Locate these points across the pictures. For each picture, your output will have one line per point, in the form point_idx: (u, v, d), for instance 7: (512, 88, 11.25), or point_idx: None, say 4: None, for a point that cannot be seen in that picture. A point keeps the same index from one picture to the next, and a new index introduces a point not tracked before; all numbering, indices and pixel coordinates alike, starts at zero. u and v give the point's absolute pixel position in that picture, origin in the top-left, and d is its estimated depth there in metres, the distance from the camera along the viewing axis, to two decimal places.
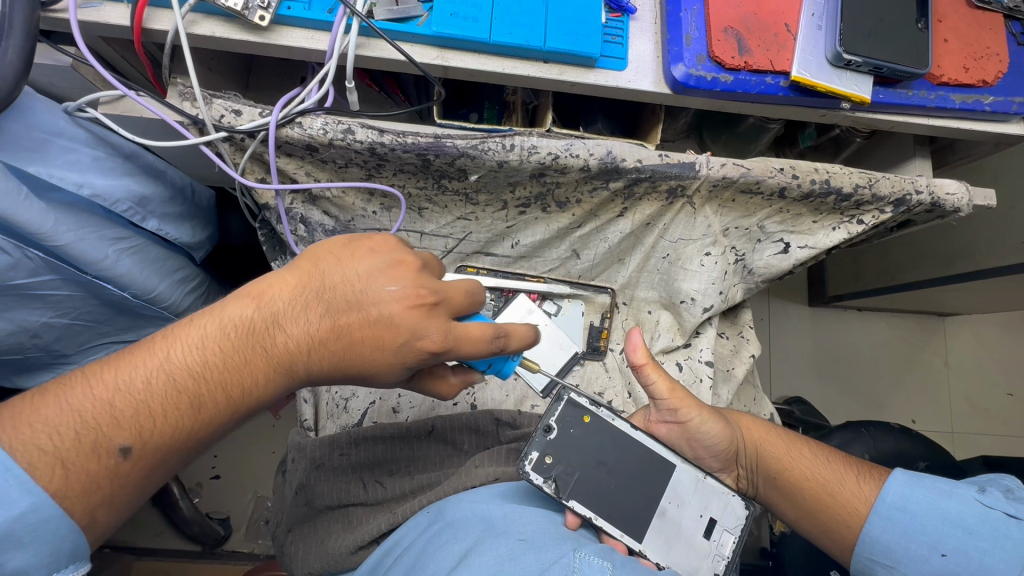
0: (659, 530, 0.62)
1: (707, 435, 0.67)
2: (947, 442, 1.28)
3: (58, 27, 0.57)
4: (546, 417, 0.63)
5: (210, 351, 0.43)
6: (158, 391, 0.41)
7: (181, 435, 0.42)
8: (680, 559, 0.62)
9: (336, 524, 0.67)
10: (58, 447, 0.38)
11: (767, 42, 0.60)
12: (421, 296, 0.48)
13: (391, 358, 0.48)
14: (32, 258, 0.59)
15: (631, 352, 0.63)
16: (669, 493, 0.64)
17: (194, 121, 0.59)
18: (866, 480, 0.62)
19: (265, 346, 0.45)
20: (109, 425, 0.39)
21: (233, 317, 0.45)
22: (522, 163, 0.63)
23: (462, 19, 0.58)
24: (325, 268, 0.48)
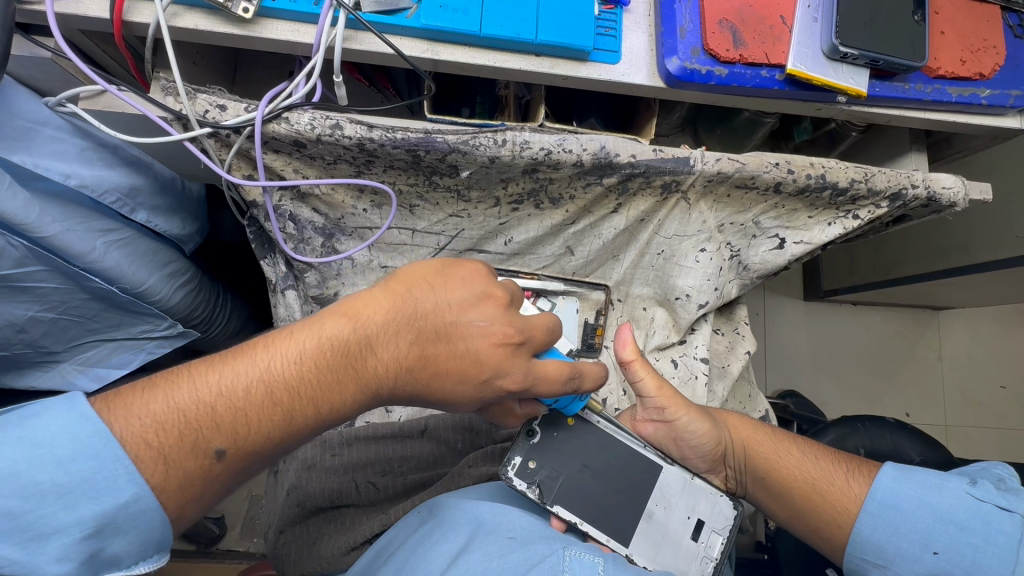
0: (647, 530, 0.62)
1: (695, 436, 0.67)
2: (942, 436, 1.29)
3: (35, 20, 0.55)
4: (530, 418, 0.63)
5: (308, 366, 0.43)
6: (258, 399, 0.41)
7: (273, 443, 0.42)
8: (667, 561, 0.61)
9: (328, 525, 0.68)
10: (165, 443, 0.38)
11: (762, 34, 0.59)
12: (507, 332, 0.48)
13: (470, 390, 0.48)
14: (17, 246, 0.58)
15: (622, 348, 0.65)
16: (654, 494, 0.63)
17: (177, 116, 0.57)
18: (857, 478, 0.61)
19: (358, 368, 0.45)
20: (209, 428, 0.39)
21: (330, 335, 0.44)
22: (514, 159, 0.62)
23: (451, 11, 0.57)
24: (419, 295, 0.48)
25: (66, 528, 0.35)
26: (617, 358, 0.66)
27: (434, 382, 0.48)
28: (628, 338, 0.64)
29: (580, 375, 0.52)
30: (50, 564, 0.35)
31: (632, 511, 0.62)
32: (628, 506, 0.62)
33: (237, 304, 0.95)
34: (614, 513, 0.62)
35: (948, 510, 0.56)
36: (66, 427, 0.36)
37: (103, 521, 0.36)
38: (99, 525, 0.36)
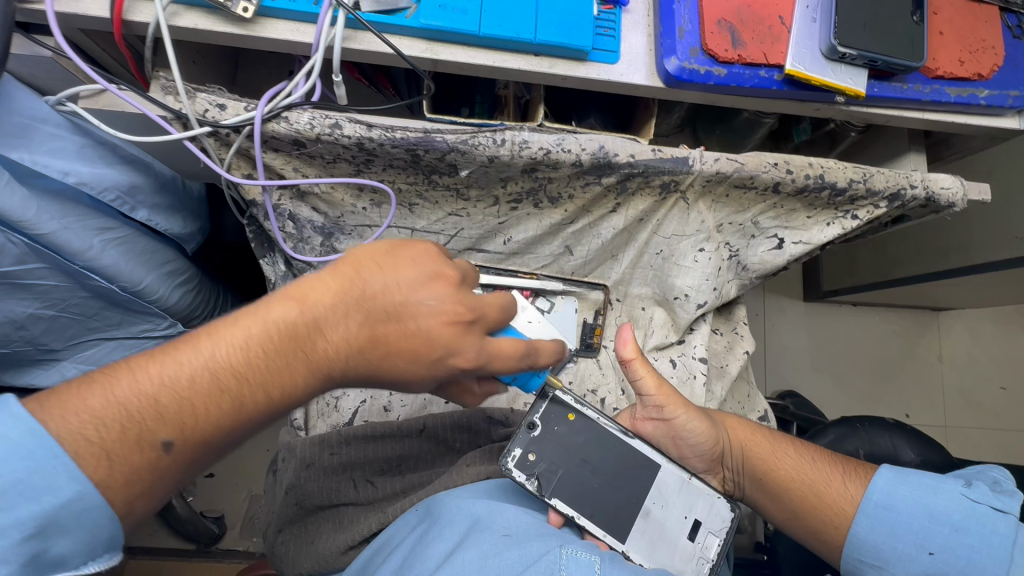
0: (645, 529, 0.62)
1: (692, 436, 0.67)
2: (941, 436, 1.28)
3: (35, 19, 0.55)
4: (530, 415, 0.62)
5: (254, 351, 0.42)
6: (205, 388, 0.40)
7: (223, 433, 0.41)
8: (664, 560, 0.61)
9: (327, 524, 0.67)
10: (106, 438, 0.37)
11: (761, 35, 0.59)
12: (457, 310, 0.48)
13: (424, 370, 0.48)
14: (16, 244, 0.58)
15: (624, 347, 0.64)
16: (653, 493, 0.63)
17: (177, 115, 0.57)
18: (852, 479, 0.62)
19: (308, 352, 0.43)
20: (152, 420, 0.38)
21: (277, 319, 0.43)
22: (513, 159, 0.62)
23: (451, 11, 0.57)
24: (367, 275, 0.47)
25: (3, 530, 0.33)
26: (619, 357, 0.66)
27: (388, 364, 0.47)
28: (631, 339, 0.63)
29: (535, 352, 0.54)
30: None
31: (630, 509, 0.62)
32: (626, 505, 0.62)
33: (235, 304, 0.95)
34: (613, 511, 0.62)
35: (942, 509, 0.56)
36: None
37: (45, 521, 0.35)
38: (41, 526, 0.35)
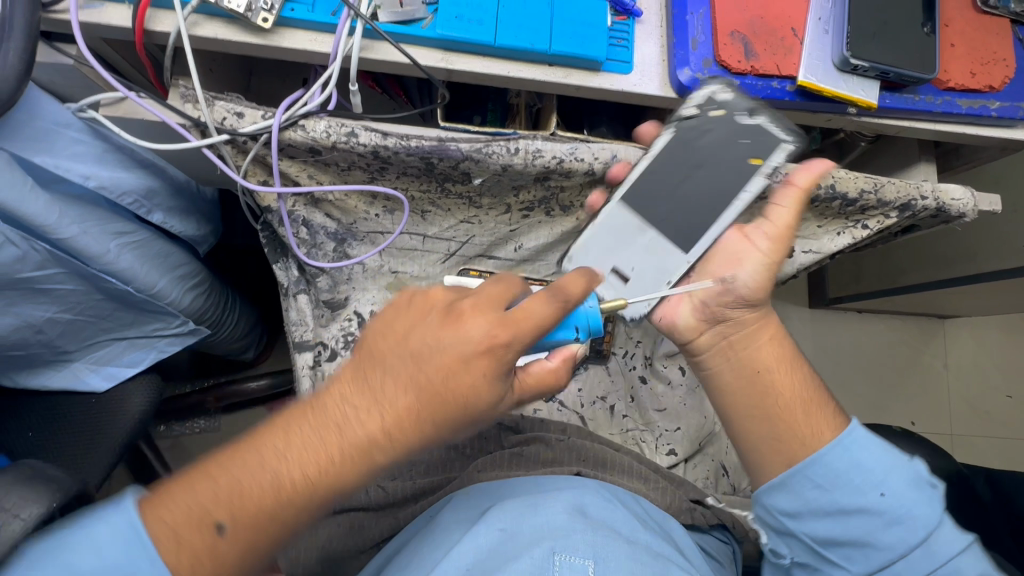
0: (683, 236, 0.61)
1: (744, 280, 0.60)
2: (947, 445, 1.28)
3: (59, 29, 0.56)
4: (690, 103, 0.58)
5: (303, 430, 0.45)
6: (264, 479, 0.43)
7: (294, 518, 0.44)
8: (598, 257, 0.63)
9: (337, 527, 0.67)
10: (183, 531, 0.41)
11: (774, 46, 0.60)
12: (484, 340, 0.46)
13: (482, 396, 0.46)
14: (39, 250, 0.58)
15: (804, 172, 0.59)
16: (734, 207, 0.59)
17: (195, 123, 0.58)
18: (815, 411, 0.54)
19: (354, 417, 0.45)
20: (211, 502, 0.42)
21: (322, 397, 0.46)
22: (526, 167, 0.63)
23: (467, 21, 0.58)
24: (391, 331, 0.48)
25: None
26: (788, 182, 0.59)
27: (437, 416, 0.46)
28: (811, 174, 0.59)
29: (562, 299, 0.48)
30: None
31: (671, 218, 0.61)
32: (689, 223, 0.61)
33: (245, 305, 0.95)
34: (722, 143, 0.59)
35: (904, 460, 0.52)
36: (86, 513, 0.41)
37: None
38: None
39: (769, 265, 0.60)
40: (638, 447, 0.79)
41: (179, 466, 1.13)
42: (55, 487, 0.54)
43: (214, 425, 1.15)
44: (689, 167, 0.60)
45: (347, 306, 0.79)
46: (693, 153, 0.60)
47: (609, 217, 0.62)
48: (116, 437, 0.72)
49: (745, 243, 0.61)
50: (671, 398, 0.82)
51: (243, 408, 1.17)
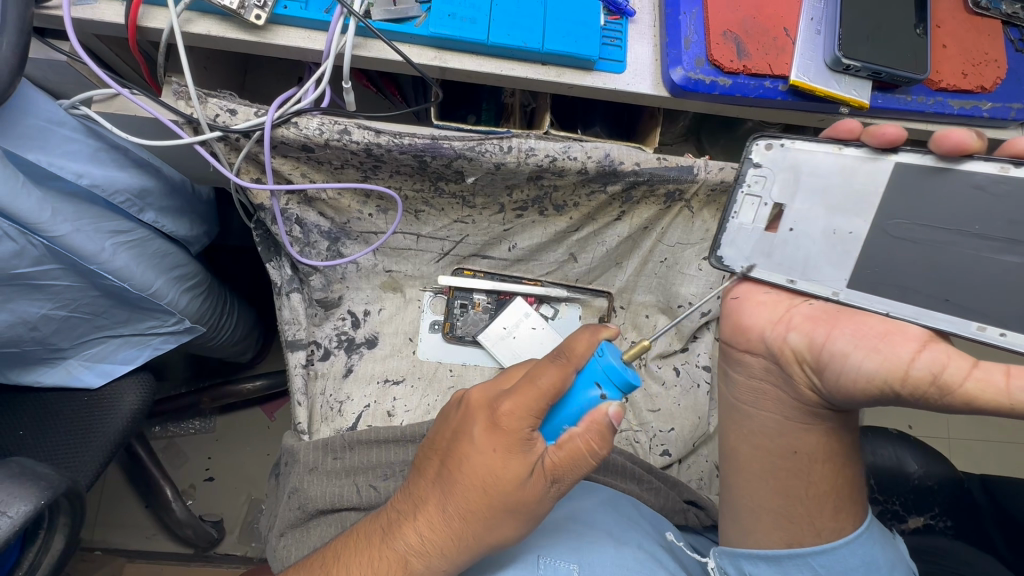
0: (871, 285, 0.51)
1: (858, 367, 0.47)
2: (945, 450, 1.26)
3: (53, 25, 0.56)
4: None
5: (362, 542, 0.50)
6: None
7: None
8: (796, 176, 0.54)
9: (329, 528, 0.66)
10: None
11: (766, 46, 0.60)
12: (517, 429, 0.47)
13: (509, 488, 0.46)
14: (37, 245, 0.59)
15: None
16: (969, 329, 0.46)
17: (189, 119, 0.59)
18: (844, 510, 0.55)
19: (404, 525, 0.49)
20: None
21: (383, 510, 0.52)
22: (520, 166, 0.63)
23: (460, 20, 0.58)
24: (435, 436, 0.52)
25: None
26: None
27: (486, 518, 0.47)
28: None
29: (568, 359, 0.48)
30: None
31: (901, 247, 0.50)
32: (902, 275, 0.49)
33: (243, 311, 0.95)
34: None
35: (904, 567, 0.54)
36: None
37: None
38: None
39: (893, 391, 0.45)
40: (632, 448, 0.79)
41: (172, 467, 1.12)
42: (43, 485, 0.53)
43: (207, 427, 1.15)
44: (998, 238, 0.46)
45: (340, 306, 0.81)
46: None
47: (863, 176, 0.51)
48: (108, 436, 0.71)
49: (934, 388, 0.43)
50: (665, 399, 0.81)
51: (239, 409, 1.16)
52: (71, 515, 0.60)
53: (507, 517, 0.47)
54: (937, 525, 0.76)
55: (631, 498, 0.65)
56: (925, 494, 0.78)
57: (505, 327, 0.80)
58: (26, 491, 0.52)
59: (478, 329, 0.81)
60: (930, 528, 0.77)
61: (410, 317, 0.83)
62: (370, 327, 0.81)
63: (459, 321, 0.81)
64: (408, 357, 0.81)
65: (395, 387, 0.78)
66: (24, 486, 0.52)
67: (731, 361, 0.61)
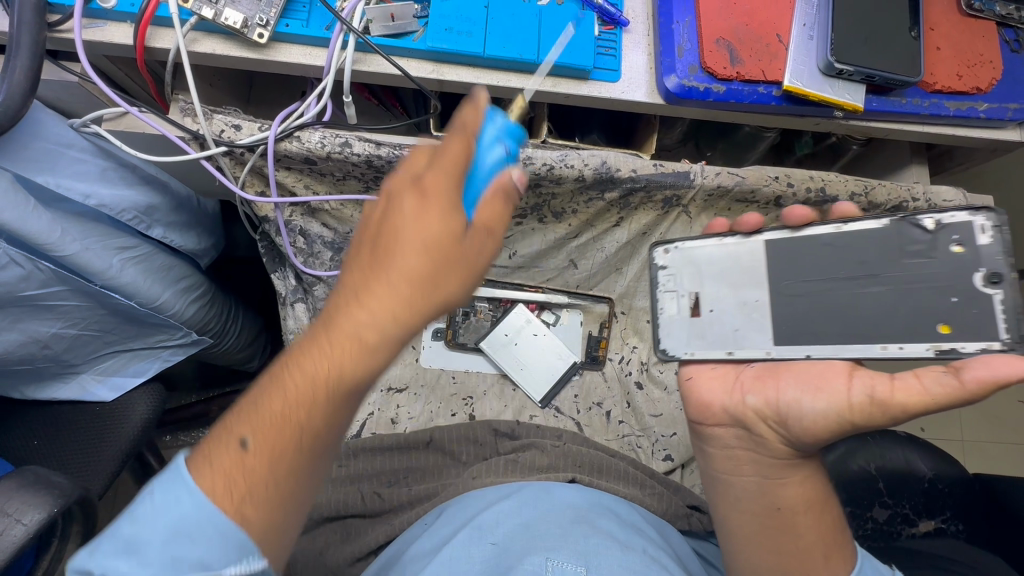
0: (793, 337, 0.51)
1: (805, 411, 0.48)
2: (959, 453, 1.24)
3: (65, 47, 0.58)
4: (936, 213, 0.45)
5: (283, 422, 0.35)
6: (279, 397, 0.36)
7: (324, 424, 0.37)
8: (698, 263, 0.58)
9: (333, 535, 0.67)
10: (216, 464, 0.35)
11: (759, 52, 0.61)
12: (446, 191, 0.38)
13: (448, 229, 0.38)
14: (43, 270, 0.60)
15: (978, 366, 0.38)
16: (874, 351, 0.47)
17: (194, 136, 0.60)
18: (836, 555, 0.51)
19: (346, 309, 0.37)
20: (221, 501, 0.34)
21: (302, 339, 0.38)
22: (518, 174, 0.64)
23: (457, 33, 0.59)
24: (356, 242, 0.41)
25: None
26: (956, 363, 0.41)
27: (445, 255, 0.38)
28: (987, 377, 0.37)
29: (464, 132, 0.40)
30: None
31: (798, 303, 0.51)
32: (821, 321, 0.50)
33: (248, 316, 0.97)
34: (925, 281, 0.46)
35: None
36: (168, 496, 0.33)
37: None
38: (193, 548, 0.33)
39: (847, 423, 0.45)
40: (635, 454, 0.78)
41: None
42: (55, 496, 0.55)
43: None
44: (860, 275, 0.49)
45: None
46: (889, 269, 0.47)
47: (751, 251, 0.55)
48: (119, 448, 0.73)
49: (875, 408, 0.43)
50: (667, 404, 0.81)
51: None
52: (84, 525, 0.61)
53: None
54: (948, 528, 0.76)
55: (628, 503, 0.65)
56: (934, 496, 0.77)
57: (507, 334, 0.83)
58: (40, 502, 0.54)
59: (480, 336, 0.83)
60: (942, 531, 0.76)
61: None
62: None
63: (462, 329, 0.83)
64: (411, 365, 0.82)
65: (398, 395, 0.79)
66: (38, 495, 0.54)
67: (704, 438, 0.59)
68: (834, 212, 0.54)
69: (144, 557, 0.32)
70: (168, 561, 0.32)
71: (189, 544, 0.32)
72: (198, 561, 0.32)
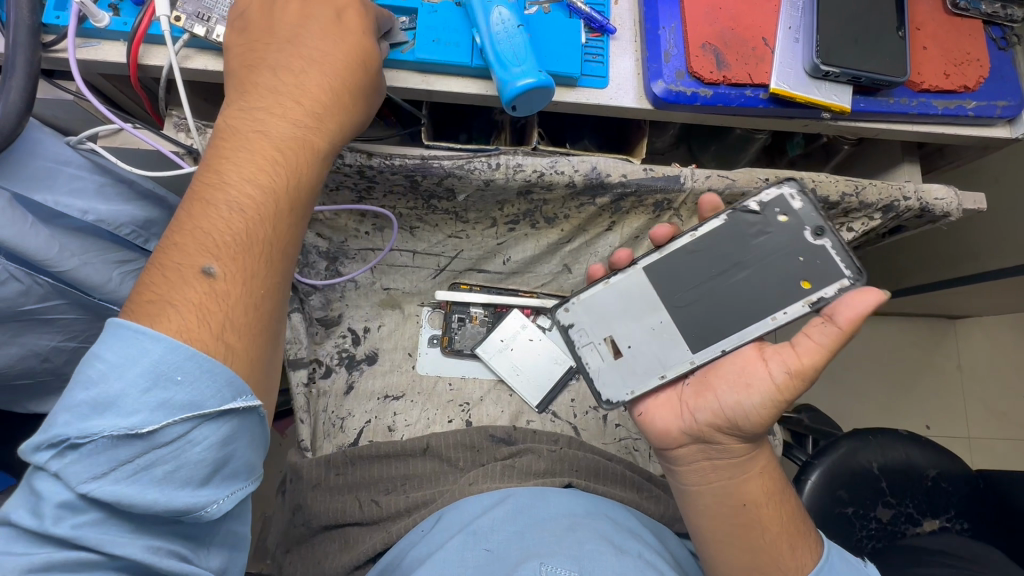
0: (696, 337, 0.60)
1: (745, 410, 0.51)
2: (965, 451, 1.23)
3: (60, 67, 0.59)
4: (757, 197, 0.58)
5: (250, 177, 0.44)
6: (225, 224, 0.42)
7: (281, 241, 0.45)
8: (603, 308, 0.67)
9: (332, 544, 0.68)
10: (181, 299, 0.39)
11: (745, 56, 0.61)
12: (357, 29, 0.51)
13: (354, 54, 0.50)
14: (42, 284, 0.60)
15: (843, 308, 0.47)
16: (768, 323, 0.57)
17: (188, 151, 0.61)
18: (801, 546, 0.52)
19: (272, 135, 0.46)
20: (204, 254, 0.40)
21: (219, 142, 0.45)
22: (508, 181, 0.65)
23: (445, 44, 0.60)
24: (252, 68, 0.49)
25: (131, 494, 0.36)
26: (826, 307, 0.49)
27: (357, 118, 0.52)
28: (853, 315, 0.46)
29: None
30: (178, 494, 0.37)
31: (682, 311, 0.61)
32: (720, 316, 0.59)
33: None
34: (778, 250, 0.57)
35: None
36: (130, 357, 0.36)
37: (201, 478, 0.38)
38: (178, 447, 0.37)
39: (782, 404, 0.50)
40: (632, 456, 0.79)
41: None
42: None
43: None
44: (728, 267, 0.59)
45: (341, 323, 0.83)
46: (745, 255, 0.59)
47: (633, 280, 0.65)
48: None
49: (799, 381, 0.49)
50: None
51: None
52: None
53: (368, 79, 0.51)
54: (953, 527, 0.76)
55: (626, 508, 0.64)
56: (943, 496, 0.76)
57: (503, 339, 0.83)
58: None
59: (477, 342, 0.84)
60: (944, 530, 0.76)
61: (409, 333, 0.85)
62: (370, 344, 0.83)
63: (457, 335, 0.84)
64: (408, 372, 0.82)
65: (394, 402, 0.79)
66: None
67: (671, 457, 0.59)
68: (705, 204, 0.64)
69: (124, 408, 0.36)
70: (154, 403, 0.36)
71: (175, 383, 0.37)
72: (188, 400, 0.37)
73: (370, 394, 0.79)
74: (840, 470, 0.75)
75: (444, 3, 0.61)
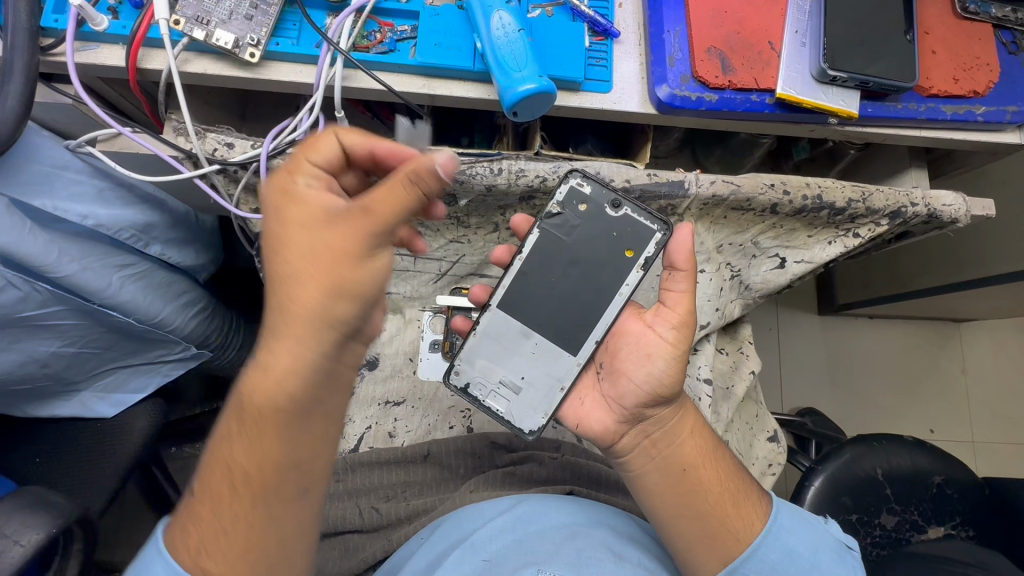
0: (569, 338, 0.64)
1: (657, 374, 0.58)
2: (969, 455, 1.23)
3: (58, 70, 0.59)
4: (553, 200, 0.61)
5: (253, 415, 0.44)
6: (235, 459, 0.44)
7: (282, 463, 0.44)
8: (481, 355, 0.65)
9: (332, 551, 0.66)
10: (211, 490, 0.44)
11: (751, 60, 0.60)
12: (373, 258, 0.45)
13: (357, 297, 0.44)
14: (41, 291, 0.61)
15: (678, 251, 0.58)
16: (618, 300, 0.62)
17: (187, 155, 0.60)
18: (744, 505, 0.54)
19: (270, 377, 0.43)
20: (222, 479, 0.44)
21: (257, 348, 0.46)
22: (510, 187, 0.64)
23: (446, 48, 0.59)
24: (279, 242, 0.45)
25: None
26: (664, 265, 0.60)
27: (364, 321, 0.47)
28: (687, 252, 0.58)
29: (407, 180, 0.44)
30: None
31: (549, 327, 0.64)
32: (583, 310, 0.63)
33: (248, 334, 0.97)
34: (597, 236, 0.62)
35: (826, 543, 0.53)
36: None
37: None
38: None
39: (682, 354, 0.58)
40: None
41: None
42: (55, 514, 0.55)
43: None
44: (568, 266, 0.63)
45: None
46: (572, 250, 0.63)
47: (493, 320, 0.64)
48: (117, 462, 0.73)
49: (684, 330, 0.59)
50: None
51: None
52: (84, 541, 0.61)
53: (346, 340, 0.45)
54: (958, 534, 0.75)
55: (631, 516, 0.63)
56: (947, 503, 0.76)
57: None
58: (39, 520, 0.54)
59: None
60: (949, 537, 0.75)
61: (410, 338, 0.84)
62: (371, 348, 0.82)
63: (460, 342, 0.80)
64: (409, 377, 0.81)
65: (395, 408, 0.79)
66: (36, 515, 0.54)
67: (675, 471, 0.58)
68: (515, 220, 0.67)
69: None
70: None
71: None
72: None
73: (370, 399, 0.79)
74: (844, 477, 0.74)
75: (446, 7, 0.61)
